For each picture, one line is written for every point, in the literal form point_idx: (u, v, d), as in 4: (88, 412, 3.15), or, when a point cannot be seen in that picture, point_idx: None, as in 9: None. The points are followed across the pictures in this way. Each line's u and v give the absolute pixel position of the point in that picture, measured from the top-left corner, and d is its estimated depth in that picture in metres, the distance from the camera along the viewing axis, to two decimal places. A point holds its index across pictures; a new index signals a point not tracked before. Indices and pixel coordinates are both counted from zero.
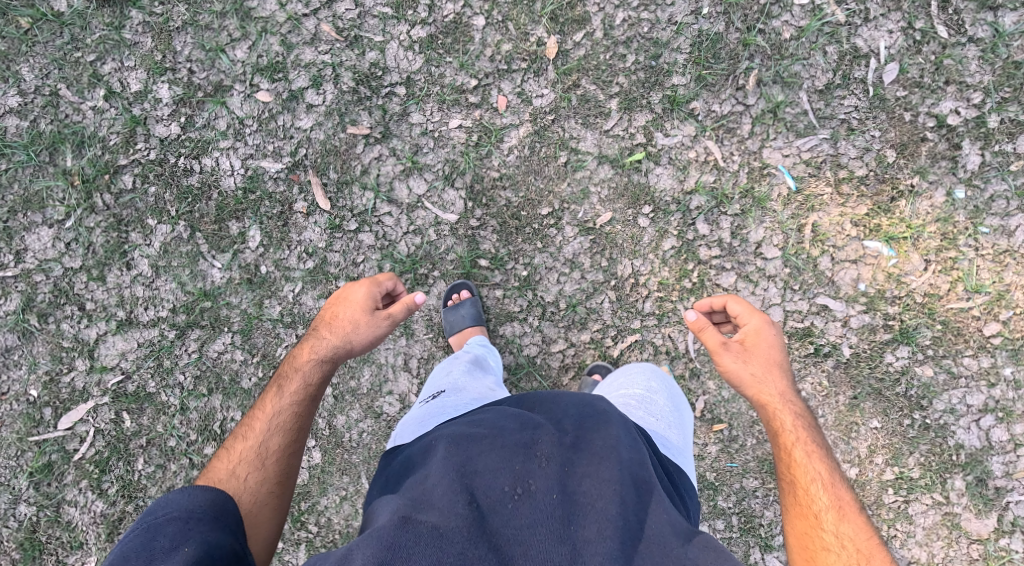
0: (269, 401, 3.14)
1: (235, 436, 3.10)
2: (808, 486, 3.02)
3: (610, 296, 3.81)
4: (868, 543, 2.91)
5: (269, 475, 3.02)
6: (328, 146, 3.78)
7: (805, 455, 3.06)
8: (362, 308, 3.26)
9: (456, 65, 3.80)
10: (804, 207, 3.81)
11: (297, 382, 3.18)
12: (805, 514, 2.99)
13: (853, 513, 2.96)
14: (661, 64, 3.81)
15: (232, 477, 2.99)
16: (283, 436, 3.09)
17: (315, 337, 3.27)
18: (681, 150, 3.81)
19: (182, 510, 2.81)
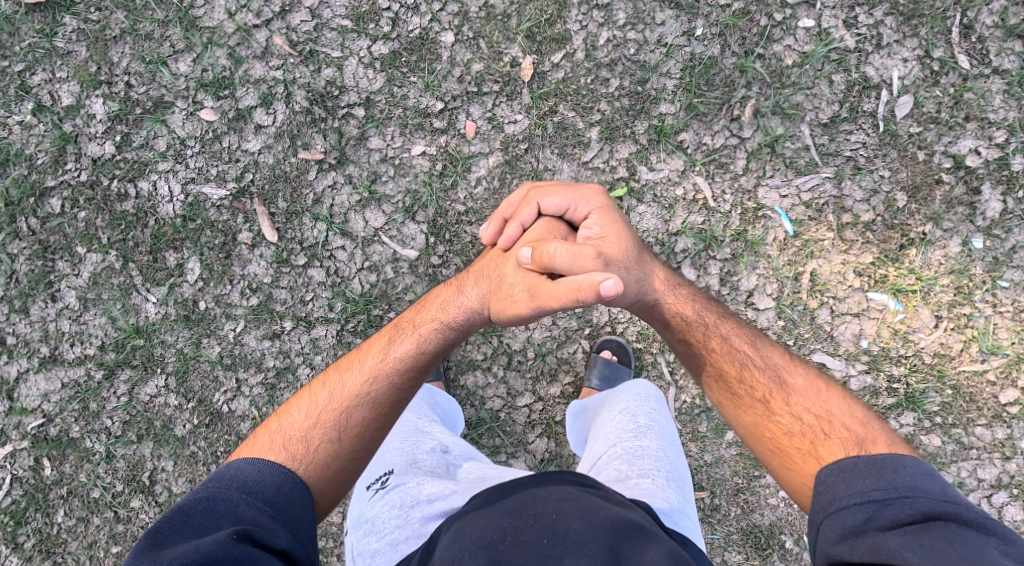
0: (380, 351, 2.90)
1: (327, 384, 2.85)
2: (741, 375, 2.89)
3: (584, 346, 3.46)
4: (823, 401, 2.81)
5: (342, 449, 2.77)
6: (277, 171, 3.44)
7: (720, 341, 2.93)
8: (524, 275, 2.91)
9: (421, 86, 3.45)
10: (802, 254, 3.44)
11: (412, 342, 2.92)
12: (752, 403, 2.85)
13: (794, 378, 2.86)
14: (647, 90, 3.44)
15: (304, 442, 2.76)
16: (371, 404, 2.82)
17: (459, 291, 3.03)
18: (667, 186, 3.46)
19: (247, 480, 2.65)
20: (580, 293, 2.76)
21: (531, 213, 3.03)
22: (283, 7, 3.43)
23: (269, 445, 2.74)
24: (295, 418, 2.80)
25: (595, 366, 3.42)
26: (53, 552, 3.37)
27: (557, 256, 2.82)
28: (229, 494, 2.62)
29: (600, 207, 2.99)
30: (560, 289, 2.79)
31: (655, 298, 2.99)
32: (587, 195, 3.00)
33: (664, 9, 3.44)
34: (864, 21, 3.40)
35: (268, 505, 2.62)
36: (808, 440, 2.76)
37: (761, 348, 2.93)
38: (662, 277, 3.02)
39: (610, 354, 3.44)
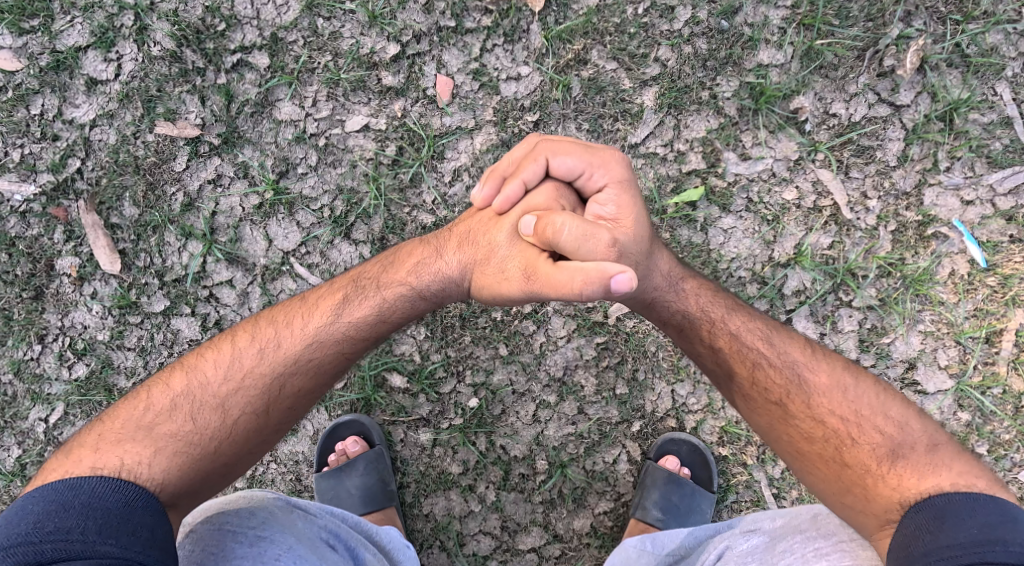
0: (326, 310, 1.77)
1: (255, 338, 1.74)
2: (755, 378, 1.77)
3: (630, 450, 2.07)
4: (857, 399, 1.73)
5: (266, 424, 1.71)
6: (123, 157, 2.07)
7: (727, 337, 1.79)
8: (520, 250, 1.70)
9: (363, 18, 2.08)
10: (999, 299, 2.04)
11: (376, 303, 1.78)
12: (765, 408, 1.76)
13: (819, 371, 1.75)
14: (739, 27, 2.07)
15: (198, 418, 1.67)
16: (310, 373, 1.74)
17: (438, 251, 1.82)
18: (770, 187, 2.08)
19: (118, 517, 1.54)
20: (582, 289, 1.54)
21: (536, 171, 1.72)
22: None
23: (131, 436, 1.64)
24: (201, 379, 1.70)
25: (651, 488, 2.03)
26: None
27: (563, 234, 1.60)
28: (76, 519, 1.52)
29: (622, 181, 1.71)
30: (559, 278, 1.57)
31: (656, 296, 1.80)
32: (609, 159, 1.71)
33: None
34: None
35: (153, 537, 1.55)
36: (833, 454, 1.70)
37: (787, 352, 1.77)
38: (667, 269, 1.80)
39: (678, 466, 2.04)
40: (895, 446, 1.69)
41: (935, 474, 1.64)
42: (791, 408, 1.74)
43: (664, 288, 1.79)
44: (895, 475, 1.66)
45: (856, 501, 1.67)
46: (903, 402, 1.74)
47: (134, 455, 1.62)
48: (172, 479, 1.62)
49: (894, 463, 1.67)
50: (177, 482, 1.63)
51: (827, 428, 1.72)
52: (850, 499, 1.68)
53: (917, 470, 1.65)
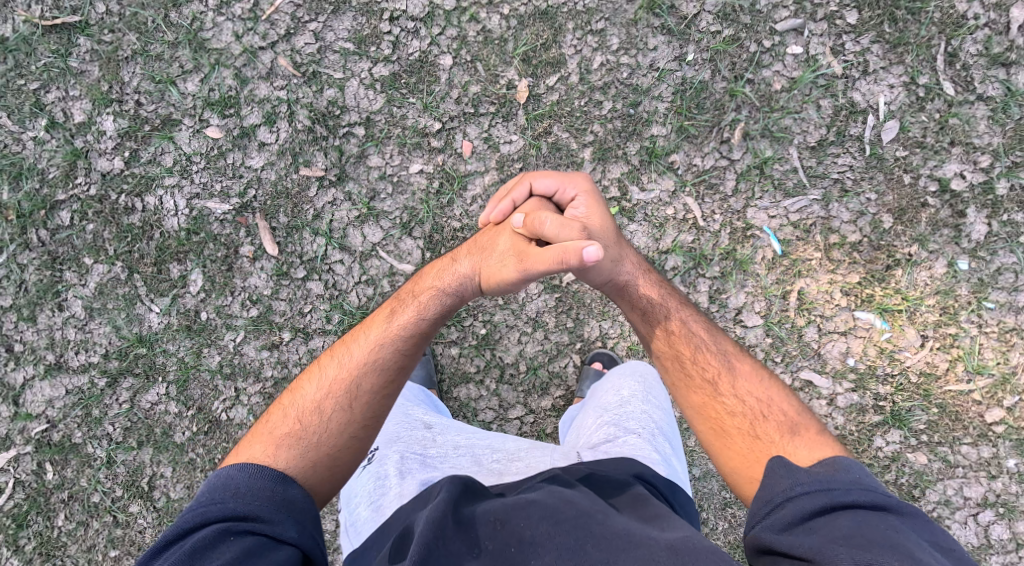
0: (383, 322, 2.91)
1: (334, 359, 2.87)
2: (694, 357, 2.91)
3: (575, 360, 3.53)
4: (767, 387, 2.86)
5: (352, 417, 2.78)
6: (279, 187, 3.55)
7: (678, 324, 2.96)
8: (516, 244, 2.97)
9: (420, 107, 3.56)
10: (790, 273, 3.50)
11: (415, 310, 2.94)
12: (702, 384, 2.88)
13: (742, 361, 2.90)
14: (640, 113, 3.54)
15: (306, 420, 2.77)
16: (376, 373, 2.83)
17: (453, 264, 3.04)
18: (658, 206, 3.54)
19: (240, 487, 2.62)
20: (567, 259, 2.80)
21: (523, 191, 3.07)
22: (288, 30, 3.55)
23: (265, 440, 2.74)
24: (305, 394, 2.81)
25: (586, 379, 3.48)
26: (53, 555, 3.46)
27: (546, 225, 2.91)
28: (216, 494, 2.61)
29: (587, 190, 3.04)
30: (548, 257, 2.85)
31: (628, 278, 3.01)
32: (575, 179, 3.05)
33: (656, 34, 3.53)
34: (851, 48, 3.50)
35: (260, 498, 2.60)
36: (750, 426, 2.80)
37: (718, 340, 2.94)
38: (633, 261, 3.04)
39: (602, 367, 3.49)
40: (792, 423, 2.81)
41: (819, 447, 2.74)
42: (720, 387, 2.86)
43: (632, 277, 3.01)
44: (792, 444, 2.75)
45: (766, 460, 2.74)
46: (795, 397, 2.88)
47: (263, 452, 2.70)
48: (290, 463, 2.70)
49: (792, 437, 2.77)
50: (292, 467, 2.69)
51: (745, 405, 2.83)
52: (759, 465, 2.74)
53: (805, 439, 2.76)
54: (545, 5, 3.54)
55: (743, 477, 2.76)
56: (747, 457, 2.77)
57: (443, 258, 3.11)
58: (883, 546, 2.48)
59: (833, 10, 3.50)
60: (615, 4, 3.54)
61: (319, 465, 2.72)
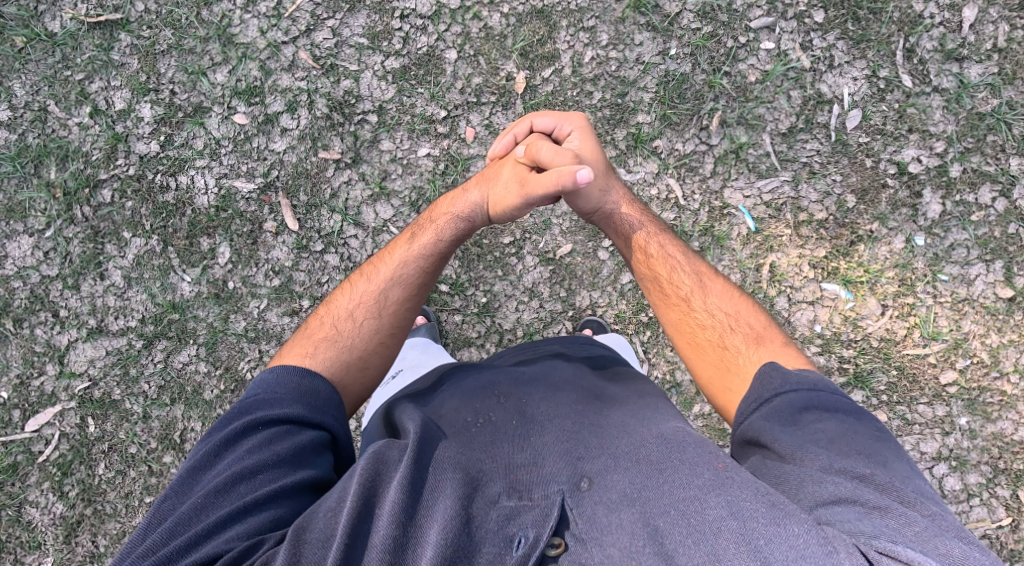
0: (405, 245, 3.37)
1: (363, 276, 3.32)
2: (671, 278, 3.34)
3: (567, 326, 3.88)
4: (737, 305, 3.25)
5: (381, 324, 3.22)
6: (300, 169, 3.92)
7: (658, 249, 3.39)
8: (517, 171, 3.37)
9: (427, 96, 3.92)
10: (763, 247, 3.86)
11: (432, 235, 3.39)
12: (678, 302, 3.30)
13: (715, 284, 3.31)
14: (627, 102, 3.90)
15: (341, 325, 3.20)
16: (400, 287, 3.29)
17: (465, 192, 3.45)
18: (643, 187, 3.89)
19: (271, 384, 2.92)
20: (560, 181, 3.18)
21: (524, 127, 3.48)
22: (308, 26, 3.92)
23: (306, 343, 3.16)
24: (340, 306, 3.25)
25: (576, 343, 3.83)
26: (93, 500, 3.82)
27: (542, 152, 3.28)
28: (254, 387, 2.92)
29: (582, 127, 3.45)
30: (544, 180, 3.24)
31: (612, 208, 3.45)
32: (571, 118, 3.47)
33: (642, 31, 3.90)
34: (818, 44, 3.86)
35: (281, 393, 2.90)
36: (720, 339, 3.18)
37: (693, 262, 3.36)
38: (620, 194, 3.46)
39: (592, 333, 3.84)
40: (759, 335, 3.18)
41: (781, 354, 3.11)
42: (693, 304, 3.27)
43: (617, 205, 3.45)
44: (757, 354, 3.11)
45: (735, 366, 3.11)
46: (764, 314, 3.26)
47: (305, 351, 3.11)
48: (328, 361, 3.10)
49: (758, 346, 3.14)
50: (329, 363, 3.10)
51: (717, 320, 3.22)
52: (732, 372, 3.10)
53: (770, 349, 3.12)
54: (541, 5, 3.91)
55: (717, 382, 3.12)
56: (721, 366, 3.13)
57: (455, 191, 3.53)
58: (850, 448, 2.71)
59: (802, 10, 3.86)
60: (604, 4, 3.90)
61: (351, 365, 3.13)
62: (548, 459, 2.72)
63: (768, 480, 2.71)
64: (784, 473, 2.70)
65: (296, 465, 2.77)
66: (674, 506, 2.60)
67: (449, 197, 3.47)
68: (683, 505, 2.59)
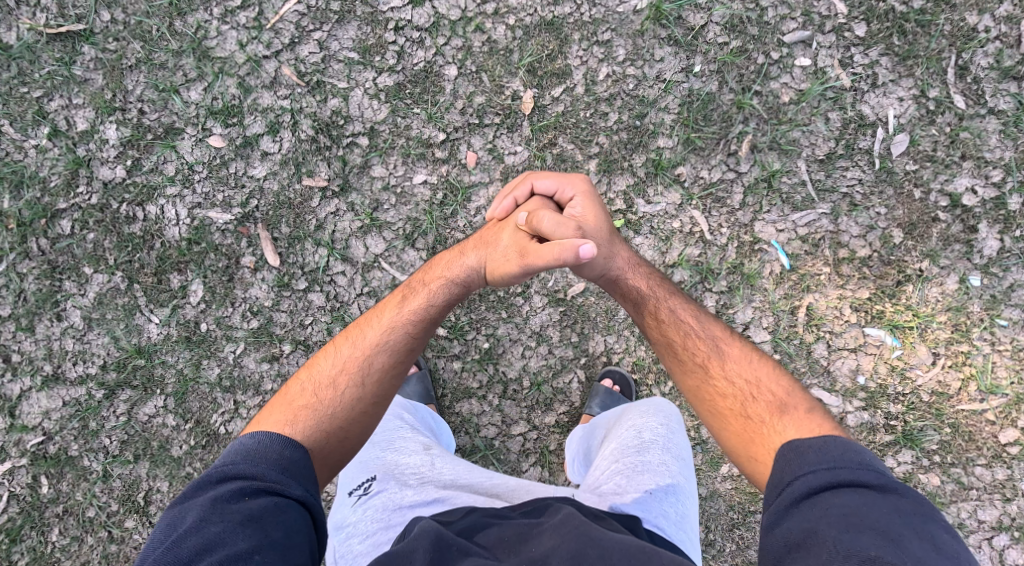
0: (394, 307, 2.97)
1: (346, 340, 2.92)
2: (685, 343, 2.97)
3: (579, 375, 3.48)
4: (756, 368, 2.91)
5: (364, 394, 2.83)
6: (282, 198, 3.52)
7: (667, 312, 3.02)
8: (517, 237, 3.03)
9: (424, 117, 3.53)
10: (798, 287, 3.45)
11: (423, 298, 2.99)
12: (694, 369, 2.94)
13: (731, 347, 2.95)
14: (646, 124, 3.50)
15: (321, 394, 2.81)
16: (388, 353, 2.89)
17: (461, 254, 3.10)
18: (664, 219, 3.49)
19: (261, 449, 2.67)
20: (561, 256, 2.88)
21: (525, 190, 3.14)
22: (293, 39, 3.53)
23: (283, 410, 2.78)
24: (321, 370, 2.86)
25: (595, 395, 3.43)
26: None
27: (544, 223, 2.96)
28: (237, 456, 2.65)
29: (585, 192, 3.11)
30: (545, 252, 2.89)
31: (618, 274, 3.08)
32: (575, 180, 3.12)
33: (663, 46, 3.50)
34: (860, 61, 3.45)
35: (267, 464, 2.63)
36: (741, 407, 2.85)
37: (707, 326, 2.98)
38: (626, 257, 3.09)
39: (613, 385, 3.46)
40: (782, 403, 2.85)
41: (807, 423, 2.78)
42: (709, 371, 2.92)
43: (624, 269, 3.08)
44: (782, 425, 2.79)
45: (757, 438, 2.80)
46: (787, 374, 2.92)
47: (283, 422, 2.74)
48: (308, 433, 2.74)
49: (781, 415, 2.81)
50: (309, 435, 2.73)
51: (736, 386, 2.89)
52: (754, 441, 2.80)
53: (794, 418, 2.79)
54: (551, 15, 3.51)
55: (742, 452, 2.82)
56: (745, 435, 2.82)
57: (451, 249, 3.16)
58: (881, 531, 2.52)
59: (842, 22, 3.46)
60: (621, 15, 3.50)
61: (331, 440, 2.75)
62: None
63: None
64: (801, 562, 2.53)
65: (285, 550, 2.54)
66: None
67: (444, 259, 3.08)
68: None
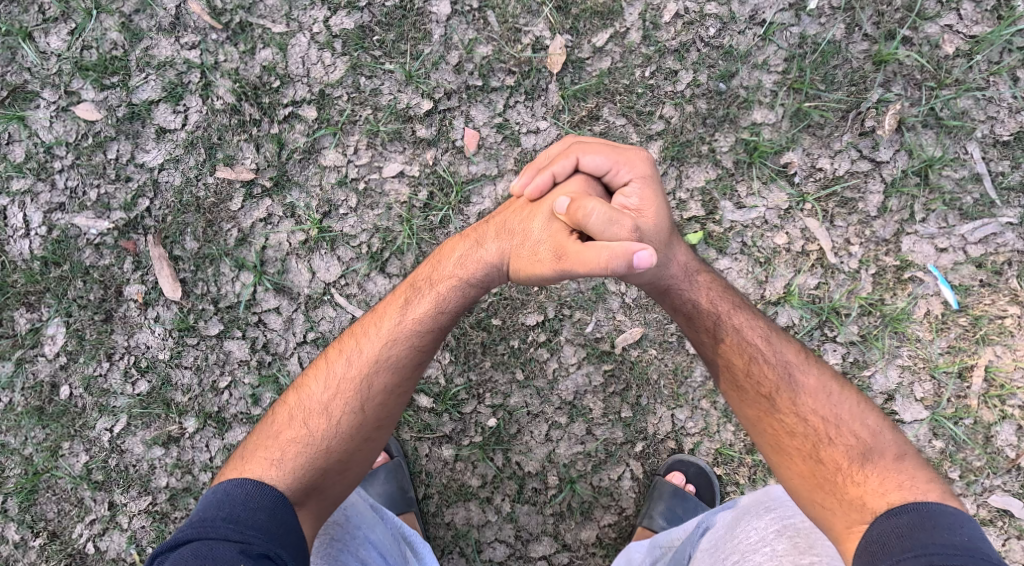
0: (396, 307, 1.99)
1: (341, 349, 1.98)
2: (749, 370, 1.95)
3: (633, 469, 2.29)
4: (838, 403, 1.91)
5: (365, 421, 1.93)
6: (186, 197, 2.34)
7: (727, 329, 1.97)
8: (553, 228, 1.92)
9: (400, 77, 2.34)
10: (970, 337, 2.25)
11: (430, 304, 1.98)
12: (756, 401, 1.95)
13: (809, 375, 1.93)
14: (735, 89, 2.31)
15: (311, 425, 1.92)
16: (394, 370, 1.95)
17: (477, 241, 2.02)
18: (763, 232, 2.30)
19: (257, 501, 1.81)
20: (608, 263, 1.79)
21: (567, 166, 1.97)
22: None
23: (263, 446, 1.91)
24: (309, 394, 1.95)
25: (658, 499, 2.25)
26: None
27: (592, 219, 1.84)
28: (214, 508, 1.79)
29: (647, 177, 1.95)
30: (587, 256, 1.82)
31: (671, 282, 1.99)
32: (633, 158, 1.95)
33: None
34: None
35: (265, 529, 1.78)
36: (812, 450, 1.88)
37: (778, 346, 1.96)
38: (684, 263, 1.99)
39: (684, 482, 2.26)
40: (869, 449, 1.87)
41: (902, 483, 1.82)
42: (777, 405, 1.92)
43: (679, 278, 1.99)
44: (862, 475, 1.85)
45: (825, 498, 1.85)
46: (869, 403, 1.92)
47: (264, 463, 1.88)
48: (298, 479, 1.87)
49: (864, 466, 1.86)
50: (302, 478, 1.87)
51: (809, 426, 1.90)
52: (817, 500, 1.86)
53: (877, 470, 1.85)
54: None
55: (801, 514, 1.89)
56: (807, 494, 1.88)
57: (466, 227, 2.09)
58: None
59: None
60: None
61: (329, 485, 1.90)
62: None
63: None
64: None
65: None
66: None
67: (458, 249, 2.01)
68: None
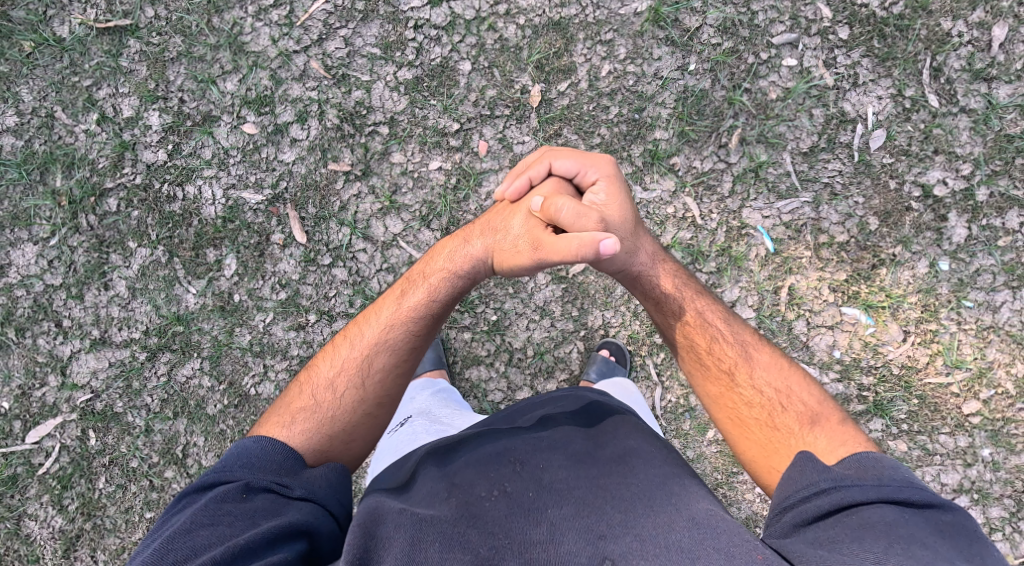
0: (394, 302, 3.15)
1: (348, 337, 3.13)
2: (711, 348, 3.12)
3: (578, 346, 3.80)
4: (784, 375, 3.07)
5: (366, 395, 3.05)
6: (308, 180, 3.84)
7: (693, 313, 3.17)
8: (531, 227, 3.11)
9: (440, 108, 3.84)
10: (781, 269, 3.75)
11: (424, 292, 3.15)
12: (719, 370, 3.10)
13: (761, 352, 3.10)
14: (644, 118, 3.80)
15: (321, 397, 3.03)
16: (391, 352, 3.09)
17: (467, 242, 3.21)
18: (659, 205, 3.79)
19: (256, 453, 2.87)
20: (579, 250, 2.94)
21: (542, 169, 3.19)
22: (320, 35, 3.84)
23: (282, 412, 3.02)
24: (320, 373, 3.08)
25: (593, 363, 3.74)
26: (93, 514, 3.77)
27: (563, 211, 3.01)
28: (231, 460, 2.85)
29: (609, 177, 3.15)
30: (561, 244, 2.97)
31: (640, 270, 3.20)
32: (598, 163, 3.16)
33: (661, 45, 3.80)
34: (842, 62, 3.75)
35: (265, 471, 2.84)
36: (770, 411, 3.01)
37: (732, 324, 3.16)
38: (649, 251, 3.21)
39: (609, 354, 3.76)
40: (813, 413, 3.00)
41: (836, 437, 2.93)
42: (736, 374, 3.08)
43: (647, 269, 3.20)
44: (812, 436, 2.95)
45: (783, 446, 2.96)
46: (816, 385, 3.07)
47: (282, 424, 2.98)
48: (303, 436, 2.96)
49: (812, 427, 2.97)
50: (309, 437, 2.96)
51: (766, 396, 3.03)
52: (777, 446, 2.97)
53: (826, 429, 2.96)
54: (559, 16, 3.82)
55: (762, 465, 2.98)
56: (768, 446, 2.98)
57: (457, 232, 3.29)
58: (922, 539, 2.64)
59: (826, 26, 3.76)
60: (623, 17, 3.81)
61: (329, 438, 2.99)
62: (565, 536, 2.69)
63: (812, 560, 2.65)
64: (836, 556, 2.64)
65: (270, 542, 2.68)
66: (636, 540, 2.68)
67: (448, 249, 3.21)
68: (649, 554, 2.65)
